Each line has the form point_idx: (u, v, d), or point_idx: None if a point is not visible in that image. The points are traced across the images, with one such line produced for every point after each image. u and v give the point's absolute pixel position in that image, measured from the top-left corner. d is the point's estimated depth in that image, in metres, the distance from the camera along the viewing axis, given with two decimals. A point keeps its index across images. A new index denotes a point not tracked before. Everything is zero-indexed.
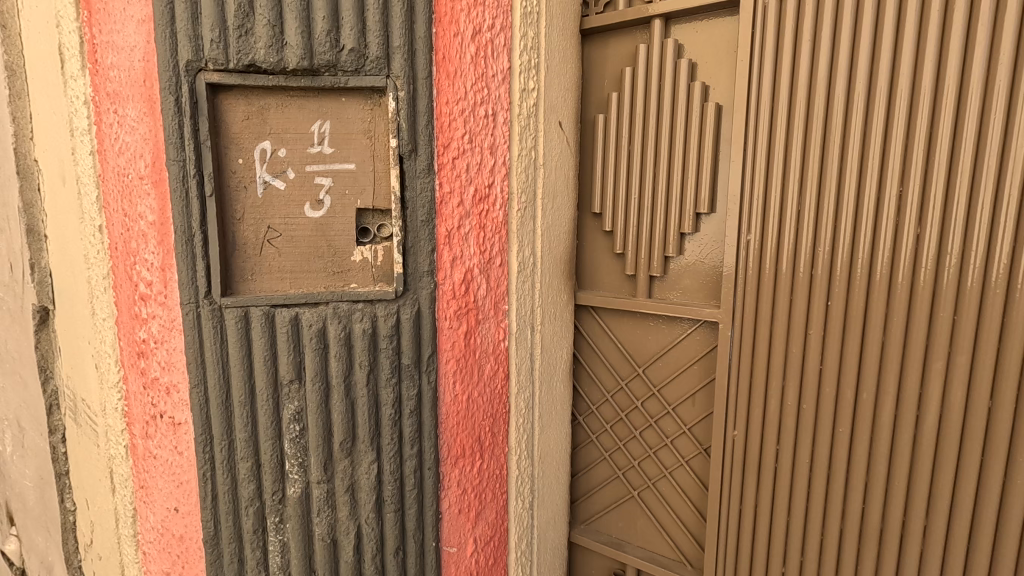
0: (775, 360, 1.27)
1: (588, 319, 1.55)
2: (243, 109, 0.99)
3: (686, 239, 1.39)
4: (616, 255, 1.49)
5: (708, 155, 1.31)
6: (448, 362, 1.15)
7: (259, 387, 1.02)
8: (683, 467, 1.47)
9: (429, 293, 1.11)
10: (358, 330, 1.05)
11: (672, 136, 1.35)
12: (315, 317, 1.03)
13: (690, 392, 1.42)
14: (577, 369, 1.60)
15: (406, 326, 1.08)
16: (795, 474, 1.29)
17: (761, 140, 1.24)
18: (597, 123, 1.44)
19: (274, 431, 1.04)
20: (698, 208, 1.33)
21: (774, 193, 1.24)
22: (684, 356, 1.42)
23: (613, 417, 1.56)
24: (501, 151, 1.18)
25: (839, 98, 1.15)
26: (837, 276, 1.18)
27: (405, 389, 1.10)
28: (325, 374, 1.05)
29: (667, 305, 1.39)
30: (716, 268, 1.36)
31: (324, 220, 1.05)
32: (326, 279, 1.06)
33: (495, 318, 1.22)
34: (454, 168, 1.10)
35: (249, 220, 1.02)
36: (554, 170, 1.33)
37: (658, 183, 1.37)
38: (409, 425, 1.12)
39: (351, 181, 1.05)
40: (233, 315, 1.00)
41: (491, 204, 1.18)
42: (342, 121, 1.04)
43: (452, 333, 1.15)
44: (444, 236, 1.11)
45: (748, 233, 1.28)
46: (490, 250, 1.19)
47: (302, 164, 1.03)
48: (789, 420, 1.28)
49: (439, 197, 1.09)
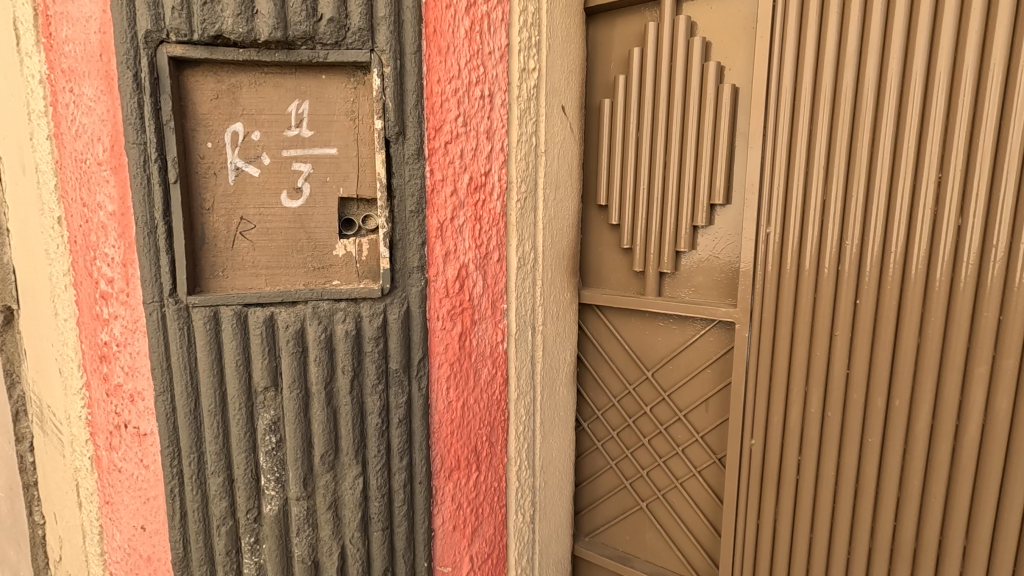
0: (797, 363, 1.17)
1: (593, 318, 1.45)
2: (212, 87, 0.90)
3: (699, 232, 1.29)
4: (623, 250, 1.39)
5: (724, 141, 1.20)
6: (441, 366, 1.06)
7: (230, 395, 0.93)
8: (695, 477, 1.37)
9: (419, 291, 1.01)
10: (340, 331, 0.95)
11: (684, 121, 1.24)
12: (293, 318, 0.93)
13: (703, 397, 1.32)
14: (581, 372, 1.50)
15: (394, 327, 0.99)
16: (819, 487, 1.18)
17: (783, 123, 1.14)
18: (603, 108, 1.34)
19: (248, 444, 0.94)
20: (713, 199, 1.23)
21: (797, 182, 1.13)
22: (696, 359, 1.32)
23: (619, 424, 1.46)
24: (498, 136, 1.08)
25: (871, 76, 1.04)
26: (868, 272, 1.08)
27: (393, 396, 1.00)
28: (305, 380, 0.95)
29: (679, 304, 1.29)
30: (732, 263, 1.26)
31: (303, 210, 0.95)
32: (306, 276, 0.96)
33: (493, 318, 1.12)
34: (447, 153, 1.00)
35: (219, 210, 0.92)
36: (557, 158, 1.23)
37: (669, 173, 1.27)
38: (398, 436, 1.02)
39: (333, 167, 0.96)
40: (200, 315, 0.90)
41: (488, 193, 1.08)
42: (322, 101, 0.94)
43: (445, 335, 1.05)
44: (436, 228, 1.01)
45: (768, 226, 1.17)
46: (487, 244, 1.09)
47: (279, 148, 0.93)
48: (813, 429, 1.17)
49: (430, 186, 0.99)
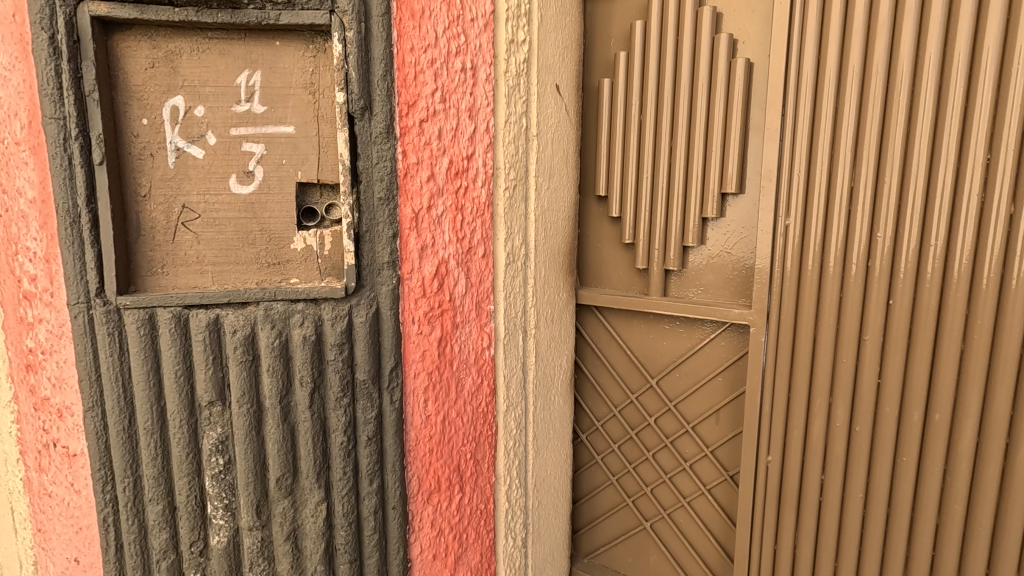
0: (821, 373, 1.04)
1: (591, 320, 1.32)
2: (147, 54, 0.78)
3: (709, 225, 1.16)
4: (626, 246, 1.26)
5: (738, 122, 1.08)
6: (418, 376, 0.93)
7: (170, 411, 0.80)
8: (705, 496, 1.24)
9: (390, 291, 0.88)
10: (297, 337, 0.82)
11: (693, 100, 1.12)
12: (241, 321, 0.80)
13: (713, 408, 1.19)
14: (579, 379, 1.37)
15: (361, 332, 0.86)
16: (846, 511, 1.05)
17: (806, 100, 1.00)
18: (603, 88, 1.21)
19: (191, 467, 0.81)
20: (725, 187, 1.10)
21: (822, 168, 1.00)
22: (706, 366, 1.19)
23: (622, 436, 1.33)
24: (482, 115, 0.95)
25: (907, 47, 0.92)
26: (904, 269, 0.95)
27: (361, 411, 0.88)
28: (257, 394, 0.82)
29: (688, 306, 1.16)
30: (745, 260, 1.13)
31: (255, 197, 0.83)
32: (260, 273, 0.84)
33: (478, 321, 1.00)
34: (423, 133, 0.88)
35: (158, 197, 0.80)
36: (551, 143, 1.11)
37: (675, 159, 1.15)
38: (368, 456, 0.89)
39: (289, 148, 0.83)
40: (133, 319, 0.77)
41: (471, 179, 0.95)
42: (276, 72, 0.82)
43: (421, 340, 0.92)
44: (410, 219, 0.88)
45: (787, 217, 1.04)
46: (470, 238, 0.96)
47: (226, 126, 0.81)
48: (838, 446, 1.04)
49: (402, 170, 0.87)
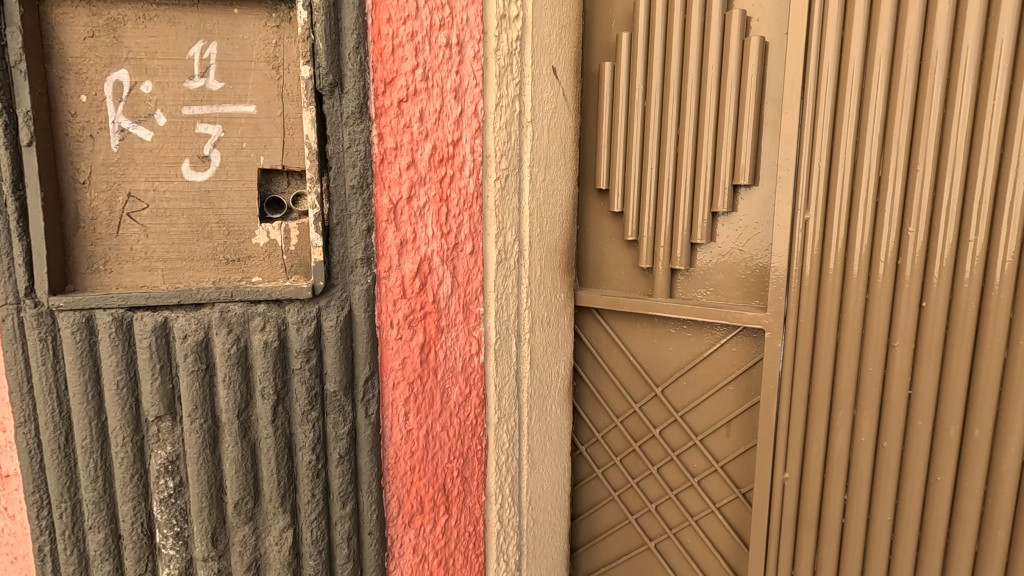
0: (844, 382, 0.94)
1: (591, 324, 1.23)
2: (86, 21, 0.68)
3: (719, 219, 1.06)
4: (628, 243, 1.16)
5: (752, 106, 0.98)
6: (397, 387, 0.84)
7: (111, 427, 0.70)
8: (714, 515, 1.14)
9: (364, 292, 0.79)
10: (257, 343, 0.73)
11: (702, 84, 1.02)
12: (193, 325, 0.70)
13: (724, 420, 1.10)
14: (578, 387, 1.27)
15: (331, 337, 0.76)
16: (871, 535, 0.96)
17: (829, 81, 0.91)
18: (604, 73, 1.12)
19: (137, 490, 0.72)
20: (737, 178, 1.01)
21: (846, 156, 0.91)
22: (715, 373, 1.10)
23: (623, 448, 1.23)
24: (470, 97, 0.86)
25: (943, 20, 0.83)
26: (939, 269, 0.86)
27: (332, 426, 0.79)
28: (212, 407, 0.72)
29: (696, 308, 1.06)
30: (759, 258, 1.03)
31: (212, 185, 0.74)
32: (217, 271, 0.75)
33: (465, 324, 0.90)
34: (402, 115, 0.79)
35: (99, 184, 0.71)
36: (547, 130, 1.01)
37: (682, 149, 1.05)
38: (340, 476, 0.80)
39: (250, 130, 0.74)
40: (68, 322, 0.68)
41: (457, 167, 0.86)
42: (234, 43, 0.72)
43: (400, 346, 0.83)
44: (387, 210, 0.79)
45: (806, 211, 0.95)
46: (456, 232, 0.87)
47: (177, 104, 0.72)
48: (864, 464, 0.95)
49: (378, 155, 0.77)
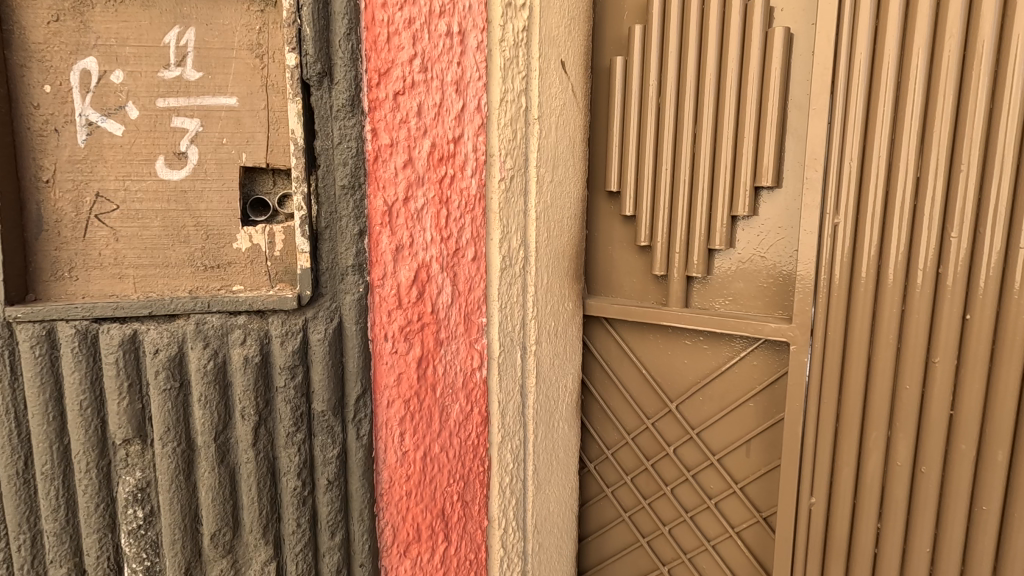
0: (877, 401, 0.87)
1: (601, 334, 1.16)
2: (50, 4, 0.62)
3: (739, 224, 0.99)
4: (641, 249, 1.09)
5: (776, 102, 0.91)
6: (392, 405, 0.77)
7: (74, 451, 0.63)
8: (732, 540, 1.06)
9: (355, 302, 0.72)
10: (236, 359, 0.66)
11: (722, 78, 0.95)
12: (165, 339, 0.64)
13: (743, 438, 1.02)
14: (586, 401, 1.20)
15: (318, 352, 0.70)
16: (908, 567, 0.88)
17: (862, 74, 0.84)
18: (615, 68, 1.05)
19: (103, 521, 0.65)
20: (759, 180, 0.94)
21: (881, 156, 0.84)
22: (734, 388, 1.03)
23: (634, 467, 1.16)
24: (472, 91, 0.79)
25: (991, 8, 0.76)
26: (986, 279, 0.79)
27: (319, 448, 0.72)
28: (186, 430, 0.66)
29: (715, 319, 0.99)
30: (782, 266, 0.96)
31: (188, 185, 0.67)
32: (194, 279, 0.68)
33: (467, 336, 0.84)
34: (397, 109, 0.72)
35: (65, 183, 0.64)
36: (555, 128, 0.94)
37: (699, 149, 0.98)
38: (328, 504, 0.73)
39: (231, 124, 0.67)
40: (27, 335, 0.61)
41: (458, 166, 0.79)
42: (214, 29, 0.66)
43: (395, 361, 0.76)
44: (381, 213, 0.72)
45: (836, 215, 0.88)
46: (457, 237, 0.80)
47: (150, 96, 0.65)
48: (899, 490, 0.87)
49: (372, 152, 0.71)
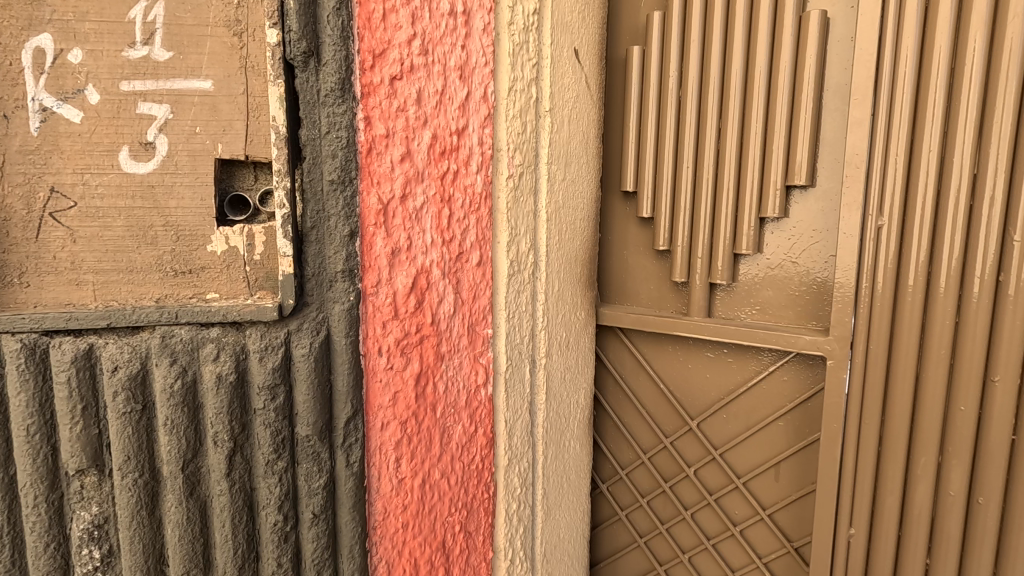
0: (926, 423, 0.79)
1: (615, 345, 1.07)
2: None
3: (768, 227, 0.91)
4: (659, 254, 1.01)
5: (810, 93, 0.83)
6: (387, 428, 0.69)
7: (20, 483, 0.55)
8: (759, 571, 0.97)
9: (345, 312, 0.63)
10: (208, 377, 0.58)
11: (750, 68, 0.87)
12: (127, 355, 0.56)
13: (772, 461, 0.94)
14: (599, 417, 1.12)
15: (302, 369, 0.61)
16: None
17: (910, 62, 0.76)
18: (632, 58, 0.97)
19: (53, 564, 0.57)
20: (791, 178, 0.86)
21: (934, 152, 0.76)
22: (762, 406, 0.94)
23: (651, 489, 1.07)
24: (478, 77, 0.72)
25: None
26: None
27: (303, 478, 0.63)
28: (150, 458, 0.57)
29: (742, 330, 0.91)
30: (817, 273, 0.88)
31: (157, 179, 0.59)
32: (162, 286, 0.60)
33: (470, 349, 0.76)
34: (394, 95, 0.64)
35: (15, 176, 0.56)
36: (568, 122, 0.86)
37: (725, 145, 0.90)
38: (313, 540, 0.65)
39: (205, 111, 0.60)
40: None
41: (461, 162, 0.71)
42: (186, 3, 0.58)
43: (390, 379, 0.68)
44: (376, 212, 0.64)
45: (879, 216, 0.79)
46: (460, 240, 0.72)
47: (113, 78, 0.57)
48: (953, 522, 0.79)
49: (364, 144, 0.63)
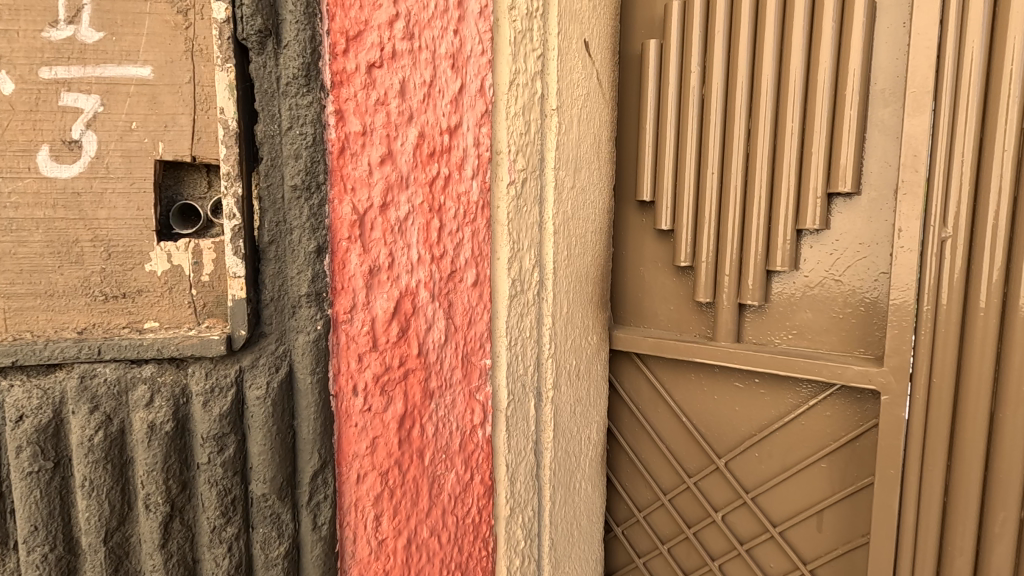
0: (1003, 469, 0.68)
1: (630, 372, 0.96)
2: None
3: (806, 240, 0.80)
4: (680, 272, 0.90)
5: (857, 87, 0.72)
6: (364, 481, 0.57)
7: None
8: None
9: (310, 344, 0.53)
10: (139, 427, 0.47)
11: (784, 60, 0.76)
12: (37, 400, 0.45)
13: (814, 508, 0.81)
14: (613, 452, 1.00)
15: (257, 415, 0.51)
16: None
17: (978, 49, 0.65)
18: (648, 52, 0.86)
19: None
20: (834, 185, 0.75)
21: (1009, 153, 0.65)
22: (801, 444, 0.82)
23: (672, 535, 0.95)
24: (473, 67, 0.61)
25: None
26: None
27: (260, 546, 0.52)
28: (65, 527, 0.47)
29: (779, 359, 0.79)
30: (864, 293, 0.76)
31: (84, 185, 0.49)
32: (89, 313, 0.49)
33: (465, 384, 0.65)
34: (372, 86, 0.54)
35: None
36: (578, 122, 0.76)
37: (755, 148, 0.79)
38: None
39: (143, 103, 0.49)
40: None
41: (453, 166, 0.61)
42: None
43: (368, 423, 0.57)
44: (349, 223, 0.54)
45: (943, 228, 0.68)
46: (452, 256, 0.61)
47: (30, 63, 0.47)
48: None
49: (336, 142, 0.53)
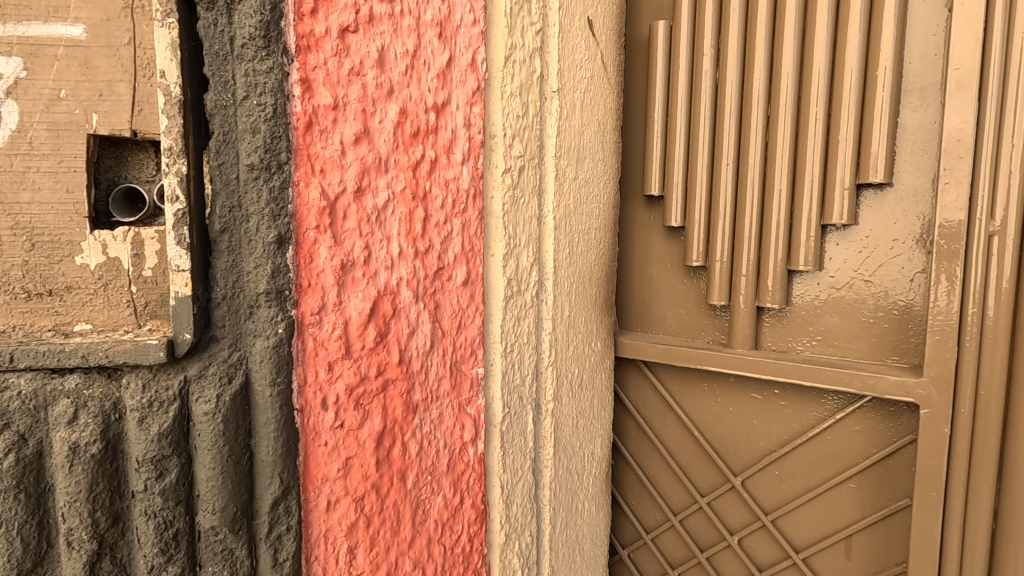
0: None
1: (638, 381, 0.88)
2: None
3: (831, 237, 0.72)
4: (692, 272, 0.82)
5: (891, 66, 0.65)
6: (336, 509, 0.50)
7: None
8: None
9: (269, 351, 0.45)
10: (59, 449, 0.40)
11: (808, 38, 0.68)
12: None
13: (841, 533, 0.74)
14: (618, 468, 0.92)
15: (205, 434, 0.43)
16: None
17: None
18: (658, 35, 0.79)
19: None
20: (864, 176, 0.67)
21: None
22: (827, 461, 0.74)
23: (683, 559, 0.87)
24: (462, 38, 0.54)
25: None
26: None
27: None
28: None
29: (802, 368, 0.71)
30: (897, 296, 0.69)
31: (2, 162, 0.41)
32: (9, 314, 0.42)
33: (453, 396, 0.57)
34: (343, 53, 0.47)
35: None
36: (581, 107, 0.69)
37: (775, 135, 0.71)
38: None
39: (74, 67, 0.42)
40: None
41: (439, 148, 0.53)
42: None
43: (340, 442, 0.49)
44: (317, 211, 0.46)
45: (991, 221, 0.61)
46: (438, 251, 0.54)
47: None
48: None
49: (301, 116, 0.45)
